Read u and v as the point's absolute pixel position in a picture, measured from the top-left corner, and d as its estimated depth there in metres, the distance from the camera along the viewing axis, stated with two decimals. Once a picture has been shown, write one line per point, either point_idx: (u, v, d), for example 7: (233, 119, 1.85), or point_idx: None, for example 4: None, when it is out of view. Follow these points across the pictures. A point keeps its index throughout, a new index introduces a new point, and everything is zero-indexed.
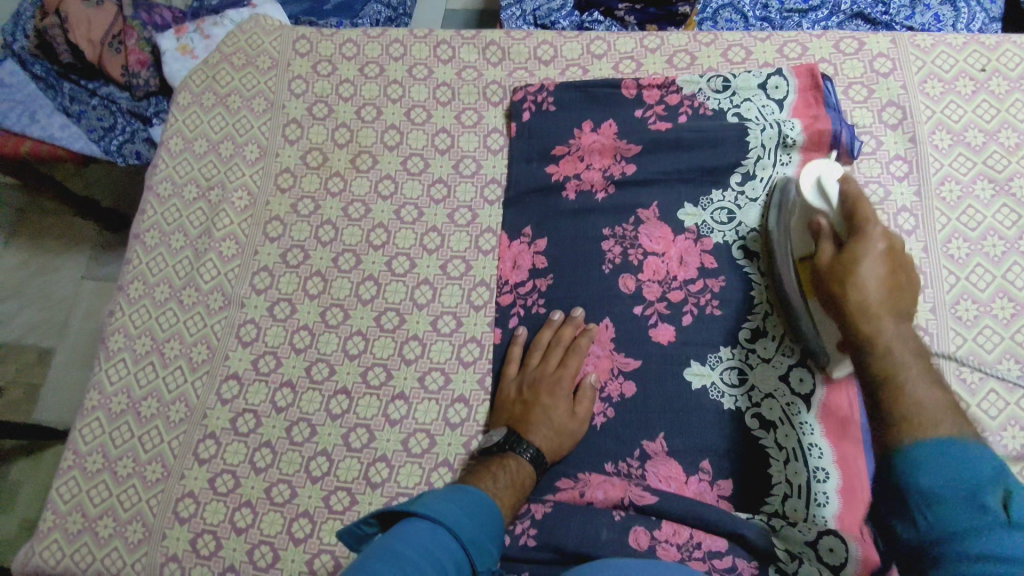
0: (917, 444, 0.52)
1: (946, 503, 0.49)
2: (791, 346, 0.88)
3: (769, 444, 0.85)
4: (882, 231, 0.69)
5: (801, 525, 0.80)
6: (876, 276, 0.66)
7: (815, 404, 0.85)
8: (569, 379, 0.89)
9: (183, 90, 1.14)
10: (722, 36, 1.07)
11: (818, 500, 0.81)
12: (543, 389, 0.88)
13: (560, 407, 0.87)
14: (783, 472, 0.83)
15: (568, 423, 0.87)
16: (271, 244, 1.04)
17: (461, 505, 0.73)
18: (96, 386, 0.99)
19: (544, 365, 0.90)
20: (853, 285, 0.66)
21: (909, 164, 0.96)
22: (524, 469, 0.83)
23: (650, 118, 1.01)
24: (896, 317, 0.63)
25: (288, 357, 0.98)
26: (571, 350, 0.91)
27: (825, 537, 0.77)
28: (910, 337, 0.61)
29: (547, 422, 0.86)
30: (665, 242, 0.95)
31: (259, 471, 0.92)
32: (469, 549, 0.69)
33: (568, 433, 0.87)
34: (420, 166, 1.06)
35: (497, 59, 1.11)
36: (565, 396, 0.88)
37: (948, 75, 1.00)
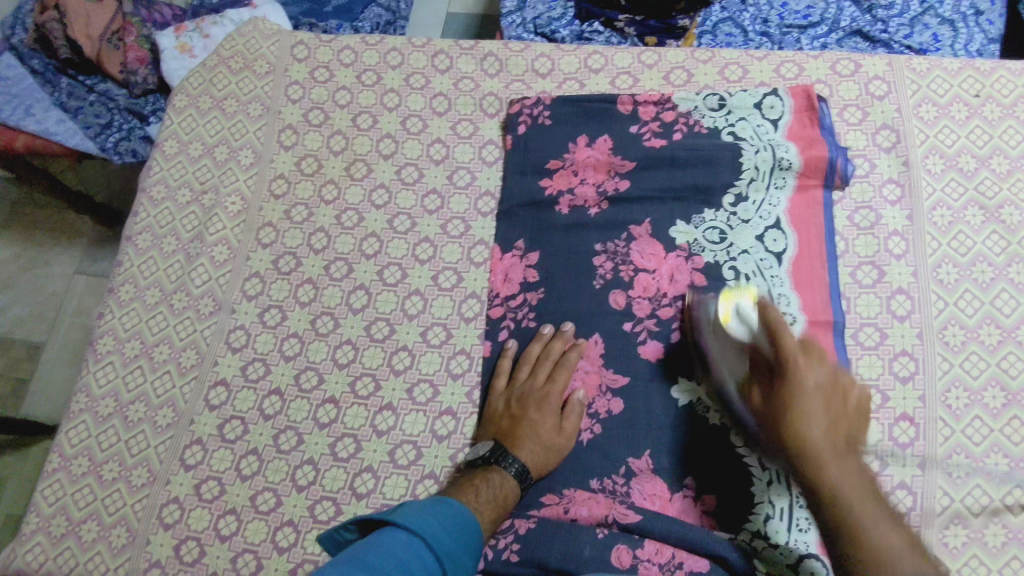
0: None
1: None
2: None
3: (753, 463, 0.85)
4: (808, 351, 0.70)
5: (784, 547, 0.80)
6: (818, 379, 0.69)
7: None
8: (557, 395, 0.90)
9: (178, 94, 1.14)
10: (719, 54, 1.07)
11: (800, 524, 0.82)
12: (532, 403, 0.89)
13: (546, 423, 0.88)
14: (766, 493, 0.83)
15: (553, 439, 0.87)
16: (263, 250, 1.04)
17: (441, 518, 0.73)
18: (84, 389, 0.99)
19: (533, 380, 0.91)
20: (797, 417, 0.67)
21: (902, 188, 0.97)
22: (508, 484, 0.84)
23: (645, 135, 1.01)
24: (840, 456, 0.65)
25: (277, 365, 0.98)
26: (560, 364, 0.91)
27: (807, 561, 0.78)
28: (859, 481, 0.64)
29: (533, 438, 0.87)
30: (657, 260, 0.95)
31: (245, 478, 0.92)
32: (443, 562, 0.69)
33: (555, 449, 0.87)
34: (414, 175, 1.06)
35: (495, 70, 1.11)
36: (552, 412, 0.89)
37: (942, 100, 1.00)
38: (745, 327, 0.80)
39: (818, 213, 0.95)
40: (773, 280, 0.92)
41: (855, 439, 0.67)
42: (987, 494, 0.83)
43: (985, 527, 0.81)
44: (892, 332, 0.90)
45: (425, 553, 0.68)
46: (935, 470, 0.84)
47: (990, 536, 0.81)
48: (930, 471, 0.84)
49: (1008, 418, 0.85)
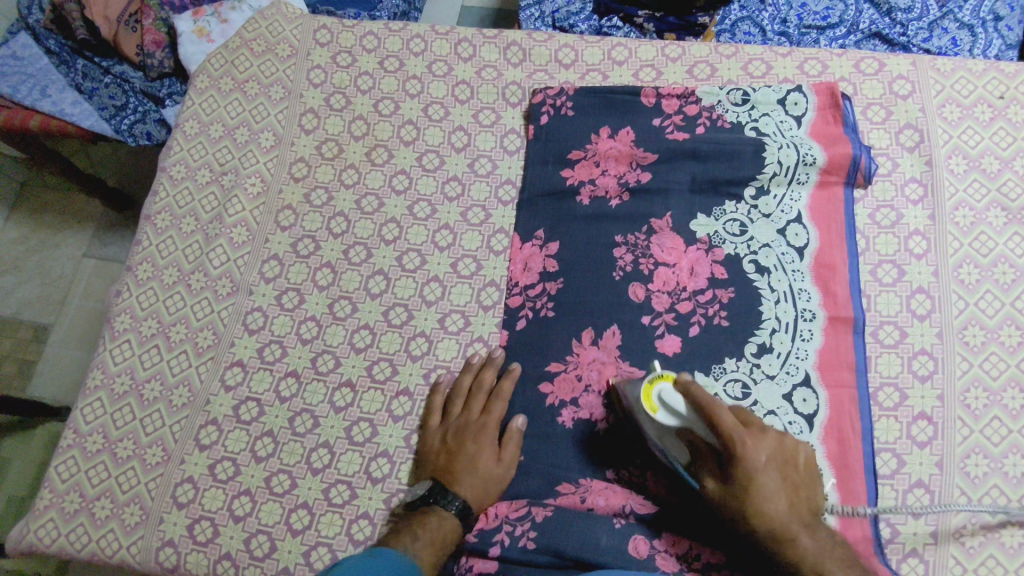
0: None
1: None
2: (795, 364, 0.88)
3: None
4: (758, 442, 0.70)
5: None
6: (775, 499, 0.69)
7: (816, 424, 0.86)
8: (493, 426, 0.89)
9: (200, 75, 1.14)
10: (743, 49, 1.07)
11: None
12: (468, 435, 0.88)
13: (484, 454, 0.87)
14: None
15: (495, 470, 0.86)
16: (282, 233, 1.04)
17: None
18: (99, 366, 0.99)
19: (467, 412, 0.90)
20: (760, 511, 0.69)
21: (925, 188, 0.97)
22: (446, 523, 0.81)
23: (668, 127, 1.01)
24: (806, 527, 0.70)
25: (294, 348, 0.98)
26: (493, 394, 0.91)
27: None
28: (821, 540, 0.70)
29: (471, 471, 0.85)
30: (677, 254, 0.95)
31: (260, 460, 0.92)
32: None
33: (494, 479, 0.86)
34: (435, 162, 1.06)
35: (518, 60, 1.10)
36: (490, 443, 0.88)
37: (966, 100, 1.00)
38: (667, 410, 0.76)
39: (840, 210, 0.96)
40: (794, 275, 0.93)
41: (811, 500, 0.71)
42: (1005, 494, 0.83)
43: (1002, 528, 0.81)
44: (912, 331, 0.90)
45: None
46: (953, 469, 0.84)
47: (1006, 536, 0.81)
48: (947, 470, 0.84)
49: None
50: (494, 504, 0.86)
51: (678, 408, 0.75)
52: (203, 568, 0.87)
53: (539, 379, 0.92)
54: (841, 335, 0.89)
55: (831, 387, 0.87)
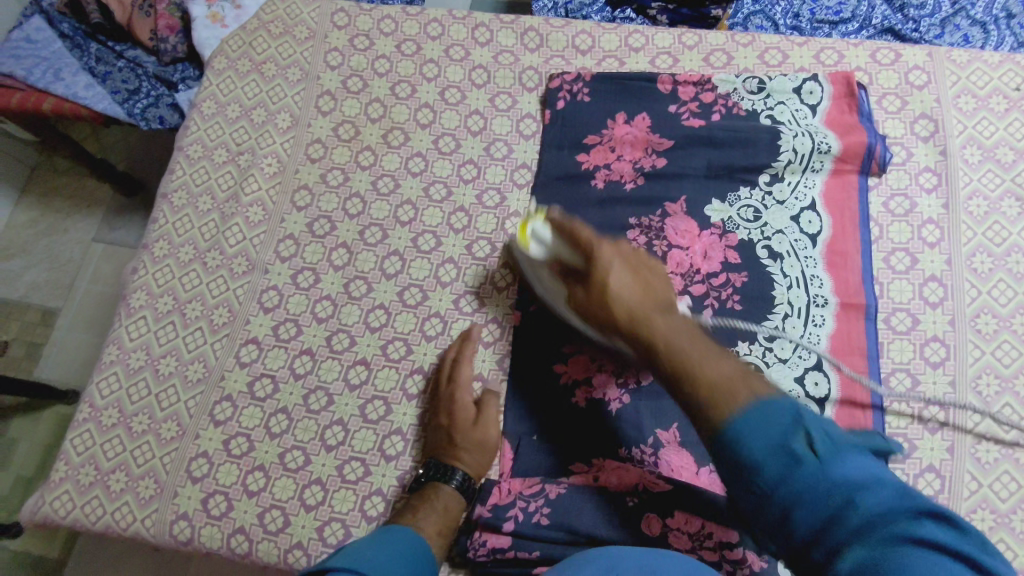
0: (734, 420, 0.55)
1: (771, 467, 0.53)
2: (807, 348, 0.89)
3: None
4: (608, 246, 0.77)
5: None
6: (624, 284, 0.72)
7: (828, 408, 0.87)
8: (463, 392, 0.90)
9: (218, 56, 1.14)
10: (759, 38, 1.07)
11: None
12: (443, 409, 0.90)
13: (461, 421, 0.88)
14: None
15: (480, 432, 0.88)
16: (298, 213, 1.05)
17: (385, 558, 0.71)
18: (115, 341, 0.99)
19: (439, 387, 0.91)
20: (612, 296, 0.72)
21: (939, 177, 0.97)
22: (446, 491, 0.84)
23: (684, 114, 1.02)
24: (662, 313, 0.69)
25: (309, 326, 0.98)
26: (459, 363, 0.92)
27: None
28: (670, 323, 0.67)
29: (456, 442, 0.87)
30: (690, 237, 0.96)
31: (274, 436, 0.93)
32: None
33: (483, 442, 0.88)
34: (451, 145, 1.06)
35: (535, 45, 1.11)
36: (466, 408, 0.89)
37: (981, 91, 1.01)
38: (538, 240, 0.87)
39: (854, 198, 0.96)
40: (806, 261, 0.93)
41: (669, 303, 0.71)
42: (1015, 480, 0.83)
43: (1013, 513, 0.82)
44: (925, 318, 0.91)
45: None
46: (964, 455, 0.85)
47: (1017, 521, 0.81)
48: (959, 456, 0.85)
49: None
50: (507, 481, 0.87)
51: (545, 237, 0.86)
52: (217, 542, 0.88)
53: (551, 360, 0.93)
54: (853, 321, 0.90)
55: (844, 372, 0.88)
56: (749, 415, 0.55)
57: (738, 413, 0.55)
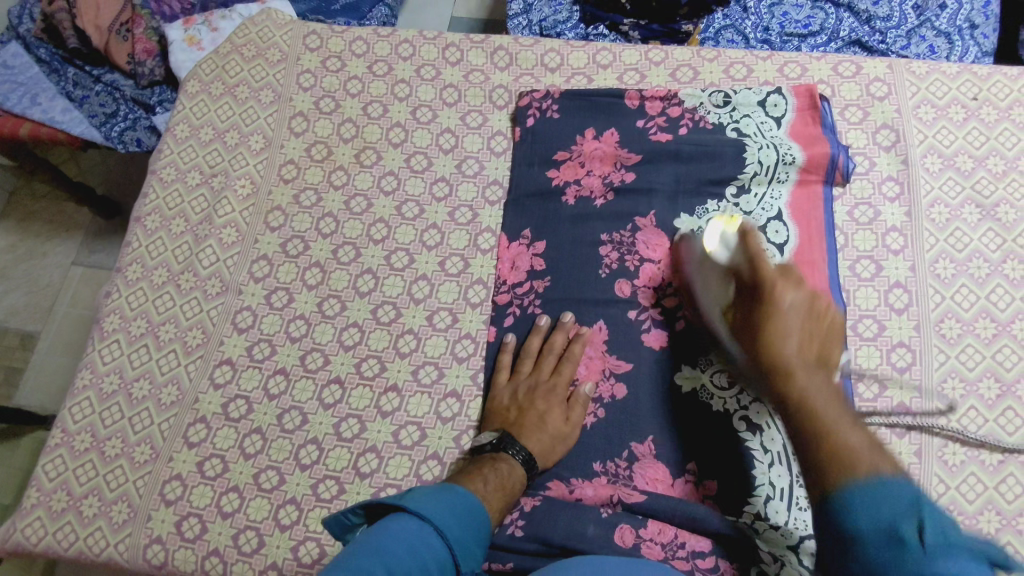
0: (844, 490, 0.53)
1: (876, 549, 0.49)
2: None
3: (755, 446, 0.86)
4: (792, 291, 0.71)
5: (784, 528, 0.81)
6: (793, 329, 0.68)
7: None
8: (560, 384, 0.91)
9: (191, 79, 1.16)
10: (724, 53, 1.10)
11: (800, 504, 0.83)
12: (539, 395, 0.90)
13: (553, 412, 0.89)
14: (769, 475, 0.84)
15: (567, 426, 0.88)
16: (271, 233, 1.05)
17: (452, 498, 0.73)
18: (89, 365, 0.99)
19: (538, 372, 0.92)
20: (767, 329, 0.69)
21: (901, 185, 0.99)
22: (514, 474, 0.83)
23: (651, 129, 1.04)
24: (810, 370, 0.63)
25: (283, 346, 0.99)
26: (567, 357, 0.92)
27: (806, 541, 0.80)
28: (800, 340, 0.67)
29: (541, 428, 0.87)
30: (662, 252, 0.97)
31: (248, 457, 0.93)
32: (453, 549, 0.68)
33: (561, 439, 0.87)
34: (423, 163, 1.08)
35: (504, 64, 1.13)
36: (562, 402, 0.90)
37: (940, 102, 1.03)
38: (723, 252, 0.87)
39: (819, 208, 0.98)
40: None
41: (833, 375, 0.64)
42: (982, 482, 0.84)
43: (980, 514, 0.83)
44: (891, 324, 0.92)
45: (441, 543, 0.67)
46: (931, 459, 0.85)
47: (984, 522, 0.82)
48: (926, 459, 0.85)
49: (1002, 409, 0.87)
50: None
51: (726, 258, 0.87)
52: (191, 564, 0.88)
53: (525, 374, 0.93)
54: None
55: None
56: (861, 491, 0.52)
57: (852, 483, 0.52)
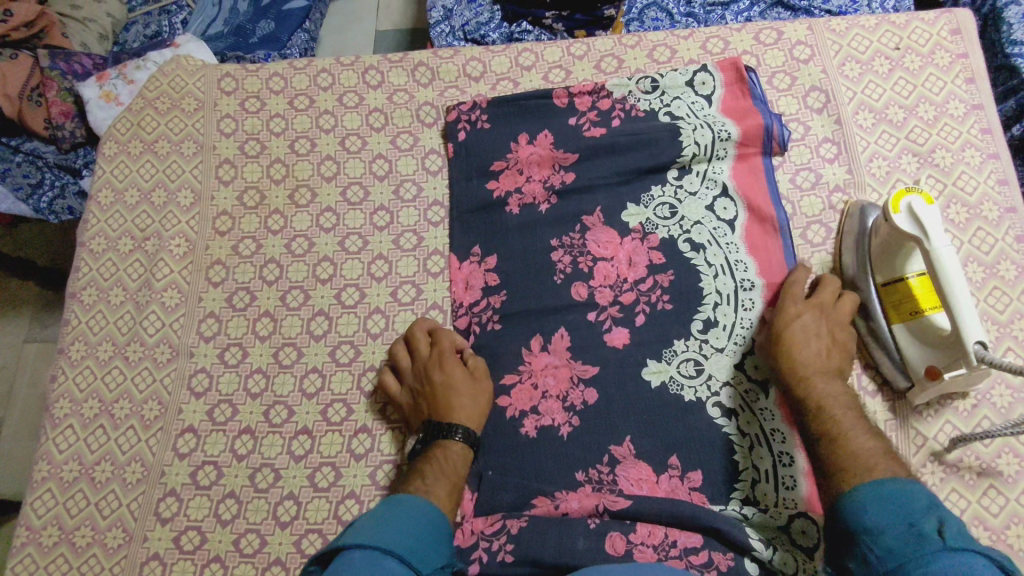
0: (861, 489, 0.63)
1: (888, 537, 0.59)
2: (742, 334, 0.90)
3: (732, 431, 0.87)
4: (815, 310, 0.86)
5: (773, 509, 0.82)
6: (805, 344, 0.83)
7: (771, 389, 0.88)
8: (446, 354, 0.91)
9: (107, 141, 1.11)
10: (645, 38, 1.08)
11: (786, 483, 0.84)
12: (434, 371, 0.90)
13: (457, 377, 0.89)
14: (749, 459, 0.85)
15: (478, 383, 0.90)
16: (214, 289, 1.02)
17: (398, 516, 0.72)
18: (43, 456, 0.94)
19: (417, 358, 0.92)
20: (791, 344, 0.83)
21: (838, 145, 0.99)
22: (452, 450, 0.84)
23: (584, 125, 1.02)
24: (825, 383, 0.79)
25: (244, 404, 0.95)
26: (437, 333, 0.94)
27: (797, 521, 0.81)
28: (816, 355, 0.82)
29: (455, 395, 0.88)
30: (613, 247, 0.96)
31: (225, 523, 0.89)
32: (408, 561, 0.68)
33: (479, 390, 0.89)
34: (360, 194, 1.05)
35: (427, 80, 1.10)
36: (455, 362, 0.90)
37: (864, 56, 1.03)
38: (912, 220, 0.80)
39: (762, 180, 0.97)
40: (728, 248, 0.94)
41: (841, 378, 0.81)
42: (957, 429, 0.85)
43: (959, 461, 0.83)
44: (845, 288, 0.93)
45: (395, 562, 0.67)
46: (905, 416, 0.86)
47: (965, 469, 0.83)
48: (900, 416, 0.86)
49: None
50: (469, 521, 0.86)
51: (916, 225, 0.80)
52: None
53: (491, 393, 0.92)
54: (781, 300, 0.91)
55: None
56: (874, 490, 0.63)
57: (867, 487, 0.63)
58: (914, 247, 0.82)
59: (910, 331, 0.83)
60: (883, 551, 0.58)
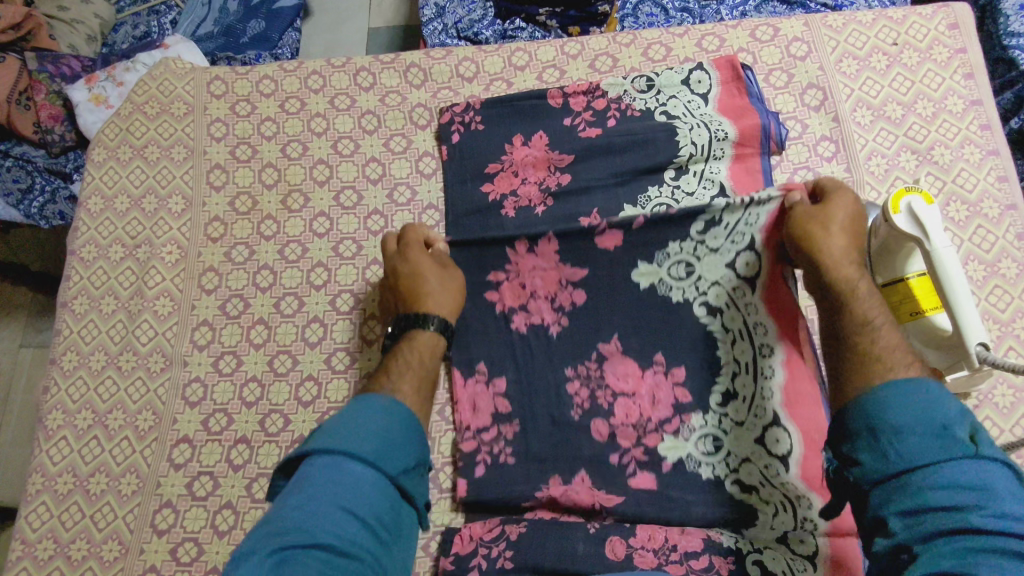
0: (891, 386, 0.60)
1: (916, 436, 0.57)
2: (741, 232, 0.88)
3: (717, 328, 0.89)
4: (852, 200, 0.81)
5: (751, 421, 0.84)
6: (838, 228, 0.77)
7: (760, 284, 0.87)
8: (412, 246, 0.91)
9: (96, 147, 1.09)
10: (640, 36, 1.07)
11: (765, 372, 0.84)
12: (401, 264, 0.90)
13: (424, 265, 0.89)
14: (731, 354, 0.87)
15: (449, 279, 0.90)
16: (207, 297, 1.01)
17: (361, 415, 0.67)
18: (37, 469, 0.93)
19: (389, 257, 0.92)
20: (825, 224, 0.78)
21: (836, 144, 0.98)
22: (420, 334, 0.83)
23: (579, 125, 1.01)
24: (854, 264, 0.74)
25: (239, 413, 0.94)
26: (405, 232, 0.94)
27: (772, 430, 0.82)
28: (845, 247, 0.76)
29: (421, 280, 0.88)
30: (634, 380, 0.89)
31: (222, 534, 0.88)
32: (375, 462, 0.64)
33: (446, 278, 0.90)
34: (354, 199, 1.04)
35: (420, 81, 1.09)
36: (420, 254, 0.91)
37: (861, 52, 1.02)
38: (913, 218, 0.79)
39: (760, 178, 0.96)
40: None
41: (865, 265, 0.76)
42: None
43: None
44: None
45: (357, 465, 0.63)
46: None
47: None
48: None
49: None
50: (468, 527, 0.85)
51: (921, 224, 0.79)
52: None
53: (489, 406, 0.90)
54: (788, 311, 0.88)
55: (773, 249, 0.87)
56: (906, 389, 0.59)
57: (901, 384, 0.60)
58: (915, 248, 0.80)
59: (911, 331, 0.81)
60: (905, 450, 0.57)
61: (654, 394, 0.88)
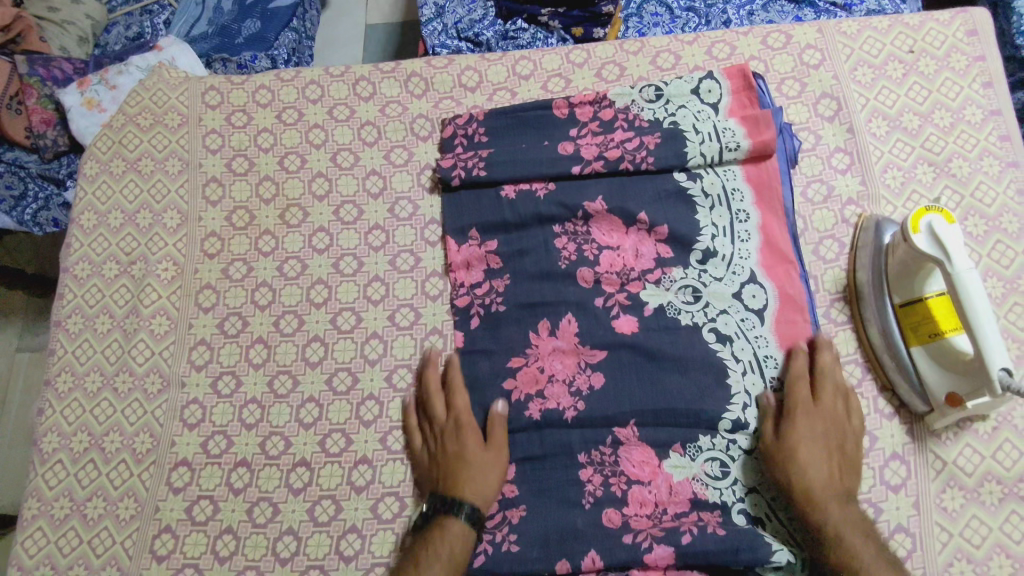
0: None
1: None
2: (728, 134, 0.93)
3: (697, 193, 0.92)
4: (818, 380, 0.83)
5: (728, 279, 0.90)
6: (815, 442, 0.80)
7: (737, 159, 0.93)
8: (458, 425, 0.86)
9: (87, 161, 1.06)
10: (648, 43, 1.04)
11: (742, 237, 0.91)
12: (448, 436, 0.86)
13: (468, 445, 0.84)
14: (710, 218, 0.91)
15: (495, 464, 0.83)
16: (205, 315, 0.98)
17: None
18: (33, 493, 0.91)
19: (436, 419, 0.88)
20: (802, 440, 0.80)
21: (851, 156, 0.95)
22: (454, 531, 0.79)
23: (586, 136, 0.96)
24: (839, 503, 0.77)
25: (239, 436, 0.92)
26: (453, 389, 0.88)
27: (747, 287, 0.89)
28: (826, 475, 0.79)
29: (466, 474, 0.82)
30: (619, 235, 0.92)
31: (223, 561, 0.86)
32: None
33: (486, 459, 0.83)
34: (354, 213, 1.01)
35: (421, 90, 1.05)
36: (471, 433, 0.85)
37: (877, 60, 0.99)
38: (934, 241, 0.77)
39: (776, 184, 0.93)
40: (737, 213, 0.92)
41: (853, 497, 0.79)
42: (977, 452, 0.82)
43: (980, 487, 0.81)
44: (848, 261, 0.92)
45: None
46: (923, 438, 0.84)
47: (986, 495, 0.81)
48: (918, 437, 0.84)
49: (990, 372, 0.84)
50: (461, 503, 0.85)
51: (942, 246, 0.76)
52: None
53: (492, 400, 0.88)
54: (772, 220, 0.92)
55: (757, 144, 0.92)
56: None
57: None
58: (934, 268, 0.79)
59: (930, 355, 0.80)
60: None
61: (638, 248, 0.91)
